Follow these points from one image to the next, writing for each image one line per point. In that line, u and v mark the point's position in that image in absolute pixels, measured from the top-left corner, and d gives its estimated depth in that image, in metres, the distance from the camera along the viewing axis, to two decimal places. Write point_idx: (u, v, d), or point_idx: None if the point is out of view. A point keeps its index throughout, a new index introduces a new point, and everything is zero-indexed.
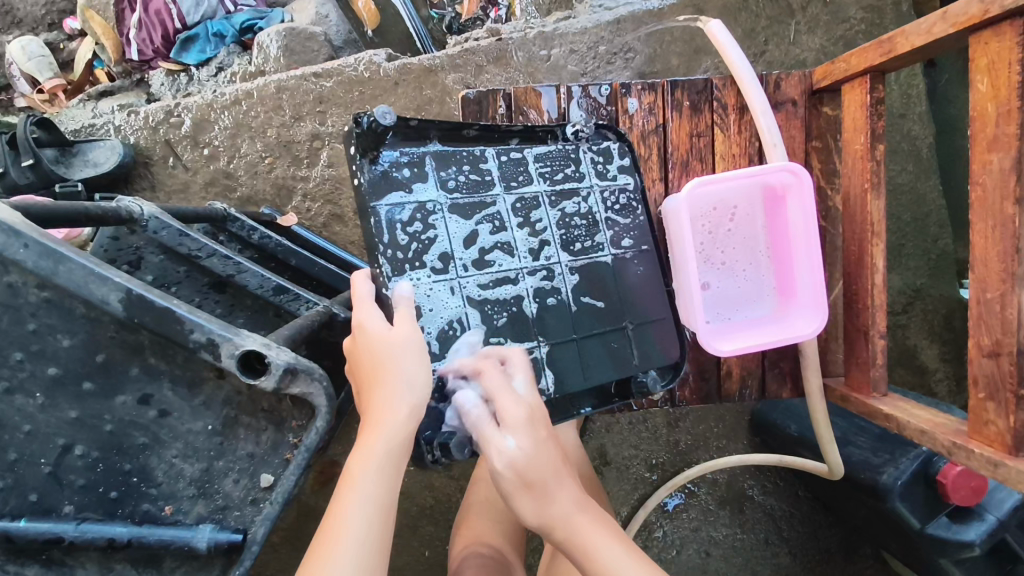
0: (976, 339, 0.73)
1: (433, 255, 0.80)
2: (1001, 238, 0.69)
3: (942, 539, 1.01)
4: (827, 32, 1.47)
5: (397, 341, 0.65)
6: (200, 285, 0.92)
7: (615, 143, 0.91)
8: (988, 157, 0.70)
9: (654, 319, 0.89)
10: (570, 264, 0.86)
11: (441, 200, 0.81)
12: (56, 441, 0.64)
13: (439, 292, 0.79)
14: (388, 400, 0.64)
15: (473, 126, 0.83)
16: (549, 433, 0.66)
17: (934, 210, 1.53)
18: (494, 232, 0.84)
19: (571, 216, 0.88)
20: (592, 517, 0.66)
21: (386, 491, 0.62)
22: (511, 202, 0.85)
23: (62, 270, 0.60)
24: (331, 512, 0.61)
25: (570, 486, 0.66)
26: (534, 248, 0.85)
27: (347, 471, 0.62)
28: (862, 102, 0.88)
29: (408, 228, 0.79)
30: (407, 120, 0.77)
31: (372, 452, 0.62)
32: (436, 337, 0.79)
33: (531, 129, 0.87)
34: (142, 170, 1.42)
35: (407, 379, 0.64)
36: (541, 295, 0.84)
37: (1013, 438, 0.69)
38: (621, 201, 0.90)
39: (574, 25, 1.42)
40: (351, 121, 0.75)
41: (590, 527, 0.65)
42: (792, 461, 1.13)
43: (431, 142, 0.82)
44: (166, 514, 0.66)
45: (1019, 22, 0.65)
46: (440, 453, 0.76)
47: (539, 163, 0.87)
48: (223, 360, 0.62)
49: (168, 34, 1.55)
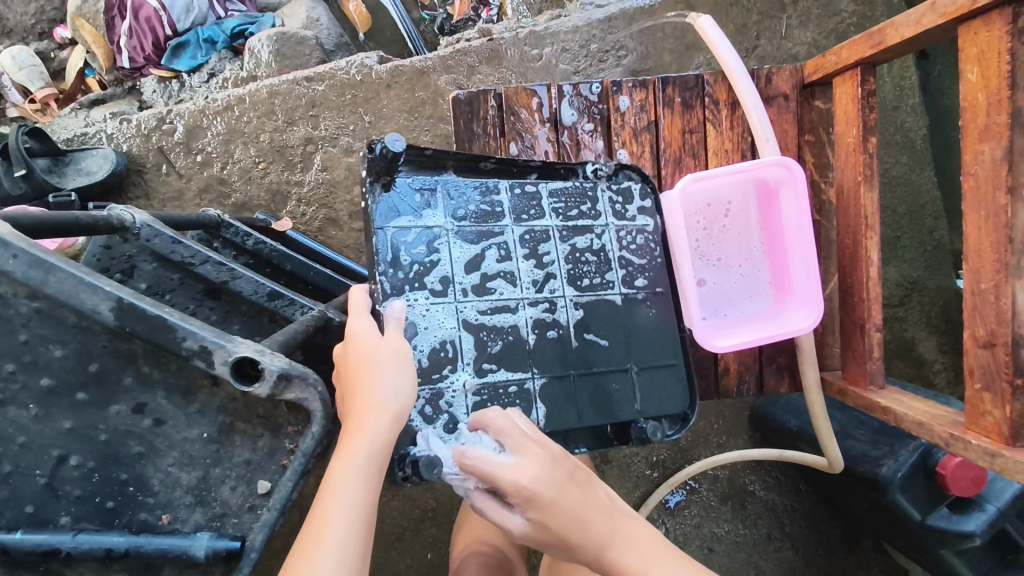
0: (972, 331, 0.73)
1: (433, 278, 0.80)
2: (995, 228, 0.69)
3: (942, 530, 1.01)
4: (819, 25, 1.47)
5: (384, 350, 0.66)
6: (194, 293, 0.91)
7: (638, 184, 0.91)
8: (979, 147, 0.70)
9: (662, 364, 0.88)
10: (575, 299, 0.86)
11: (449, 225, 0.81)
12: (51, 452, 0.64)
13: (435, 312, 0.79)
14: (372, 404, 0.64)
15: (490, 159, 0.84)
16: (559, 479, 0.61)
17: (928, 201, 1.53)
18: (500, 260, 0.84)
19: (581, 252, 0.87)
20: (633, 533, 0.62)
21: (368, 495, 0.61)
22: (519, 233, 0.85)
23: (52, 280, 0.60)
24: (312, 516, 0.59)
25: (599, 505, 0.63)
26: (538, 279, 0.85)
27: (328, 476, 0.61)
28: (854, 96, 0.87)
29: (413, 249, 0.79)
30: (422, 149, 0.79)
31: (353, 456, 0.61)
32: (426, 356, 0.78)
33: (552, 163, 0.87)
34: (135, 178, 1.42)
35: (392, 387, 0.65)
36: (541, 326, 0.84)
37: (1010, 428, 0.69)
38: (637, 241, 0.90)
39: (565, 24, 1.42)
40: (365, 146, 0.75)
41: (633, 544, 0.62)
42: (792, 456, 1.13)
43: (446, 172, 0.83)
44: (163, 523, 0.66)
45: (1008, 12, 0.65)
46: (411, 470, 0.73)
47: (554, 198, 0.88)
48: (216, 367, 0.61)
49: (158, 41, 1.55)
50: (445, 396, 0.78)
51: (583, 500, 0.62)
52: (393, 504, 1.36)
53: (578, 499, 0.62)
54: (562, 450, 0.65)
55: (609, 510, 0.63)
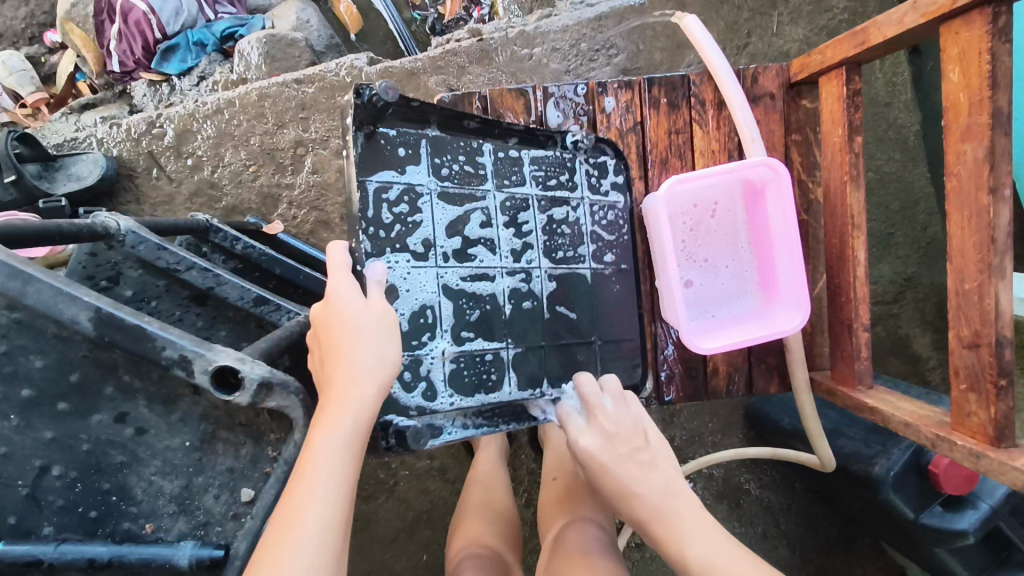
0: (956, 331, 0.73)
1: (415, 239, 0.79)
2: (977, 228, 0.69)
3: (934, 528, 1.01)
4: (810, 22, 1.47)
5: (367, 317, 0.65)
6: (180, 299, 0.89)
7: (612, 159, 0.94)
8: (961, 147, 0.69)
9: (621, 337, 0.93)
10: (550, 271, 0.88)
11: (431, 184, 0.80)
12: (33, 462, 0.63)
13: (417, 275, 0.79)
14: (356, 372, 0.62)
15: (474, 117, 0.82)
16: (618, 451, 0.68)
17: (922, 197, 1.53)
18: (482, 226, 0.84)
19: (558, 223, 0.89)
20: (691, 509, 0.64)
21: (348, 470, 0.59)
22: (501, 200, 0.85)
23: (30, 291, 0.59)
24: (292, 486, 0.57)
25: (658, 476, 0.66)
26: (516, 249, 0.86)
27: (309, 445, 0.59)
28: (839, 95, 0.87)
29: (395, 208, 0.77)
30: (408, 102, 0.76)
31: (337, 425, 0.60)
32: (407, 319, 0.78)
33: (533, 130, 0.88)
34: (125, 183, 1.41)
35: (377, 354, 0.64)
36: (517, 296, 0.85)
37: (995, 429, 0.69)
38: (608, 217, 0.93)
39: (555, 24, 1.42)
40: (351, 90, 0.72)
41: (689, 519, 0.63)
42: (786, 454, 1.12)
43: (429, 126, 0.80)
44: (146, 532, 0.66)
45: (988, 11, 0.65)
46: (394, 441, 0.76)
47: (534, 166, 0.88)
48: (196, 376, 0.61)
49: (148, 45, 1.54)
50: (423, 363, 0.78)
51: (639, 472, 0.66)
52: (387, 506, 1.36)
53: (633, 471, 0.66)
54: (639, 421, 0.70)
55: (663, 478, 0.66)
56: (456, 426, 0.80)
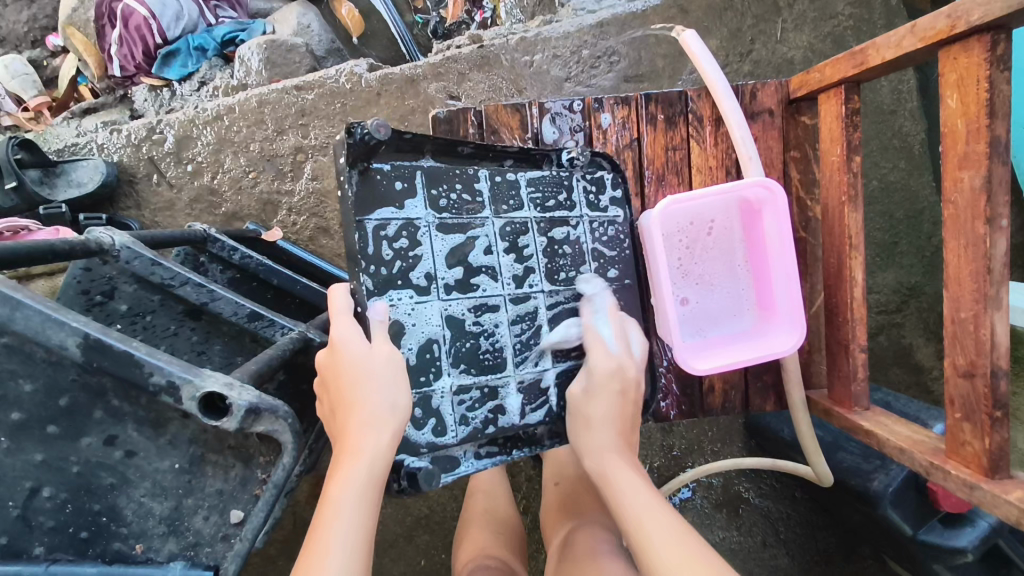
0: (952, 359, 0.72)
1: (418, 274, 0.79)
2: (974, 257, 0.68)
3: (933, 545, 0.98)
4: (815, 29, 1.45)
5: (375, 362, 0.67)
6: (175, 313, 0.89)
7: (609, 173, 0.91)
8: (959, 175, 0.69)
9: None
10: (552, 294, 0.86)
11: (429, 217, 0.79)
12: (23, 484, 0.63)
13: (422, 309, 0.79)
14: (367, 421, 0.65)
15: (468, 143, 0.81)
16: (605, 385, 0.80)
17: (926, 207, 1.51)
18: (485, 253, 0.83)
19: (559, 244, 0.88)
20: (629, 465, 0.75)
21: (366, 520, 0.62)
22: (500, 226, 0.84)
23: (18, 317, 0.60)
24: (311, 540, 0.60)
25: (614, 431, 0.78)
26: (518, 274, 0.85)
27: (327, 499, 0.62)
28: (838, 114, 0.86)
29: (394, 244, 0.77)
30: (401, 133, 0.75)
31: (352, 476, 0.63)
32: (414, 354, 0.78)
33: (528, 150, 0.86)
34: (126, 189, 1.41)
35: (387, 398, 0.66)
36: (521, 323, 0.85)
37: (989, 459, 0.69)
38: (609, 232, 0.90)
39: (556, 30, 1.41)
40: (343, 129, 0.71)
41: (623, 468, 0.75)
42: (784, 467, 1.11)
43: (424, 157, 0.80)
44: (137, 552, 0.66)
45: (987, 38, 0.64)
46: (407, 482, 0.76)
47: (531, 188, 0.87)
48: (185, 403, 0.61)
49: (148, 50, 1.53)
50: (433, 398, 0.79)
51: (612, 404, 0.79)
52: (386, 511, 1.35)
53: (603, 405, 0.79)
54: (632, 374, 0.81)
55: (619, 446, 0.78)
56: (470, 458, 0.82)
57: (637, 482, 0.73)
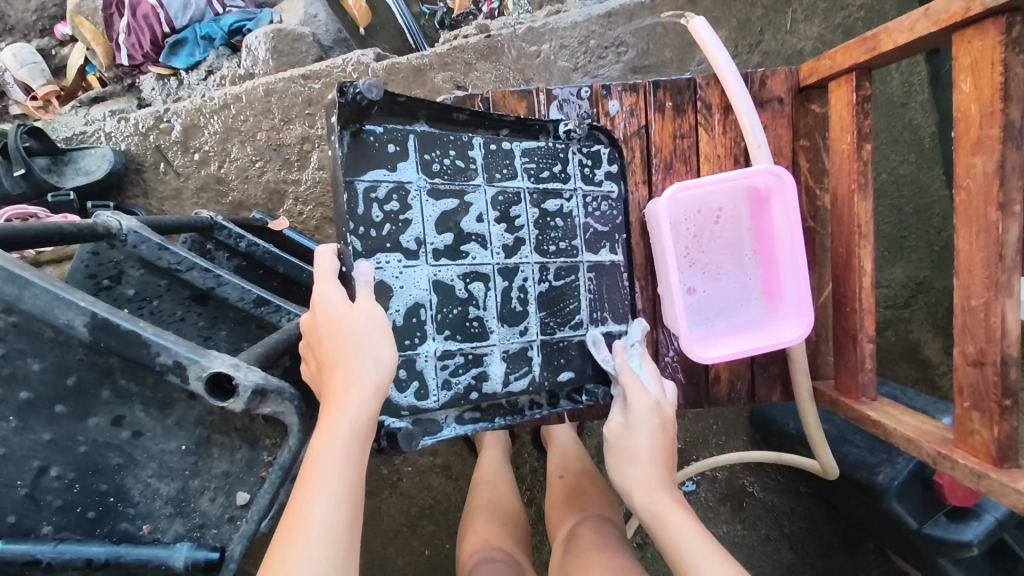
0: (961, 348, 0.72)
1: (408, 237, 0.79)
2: (985, 244, 0.67)
3: (941, 539, 0.98)
4: (825, 20, 1.44)
5: (357, 317, 0.65)
6: (182, 298, 0.89)
7: (606, 148, 0.91)
8: (972, 159, 0.68)
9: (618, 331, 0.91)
10: (541, 264, 0.87)
11: (421, 181, 0.79)
12: (31, 463, 0.63)
13: (411, 271, 0.79)
14: (352, 377, 0.62)
15: (464, 110, 0.80)
16: (651, 423, 0.74)
17: (935, 200, 1.49)
18: (476, 221, 0.83)
19: (550, 216, 0.88)
20: (675, 498, 0.70)
21: (353, 473, 0.59)
22: (491, 195, 0.84)
23: (26, 295, 0.60)
24: (296, 495, 0.58)
25: (659, 466, 0.73)
26: (508, 244, 0.85)
27: (310, 456, 0.59)
28: (848, 101, 0.85)
29: (385, 206, 0.77)
30: (394, 96, 0.74)
31: (335, 433, 0.60)
32: (401, 316, 0.79)
33: (525, 121, 0.85)
34: (133, 177, 1.41)
35: (372, 356, 0.64)
36: (506, 297, 0.85)
37: (998, 449, 0.68)
38: (602, 208, 0.91)
39: (564, 20, 1.39)
40: (335, 89, 0.71)
41: (670, 504, 0.70)
42: (790, 458, 1.10)
43: (418, 122, 0.79)
44: (143, 532, 0.67)
45: (1000, 20, 0.63)
46: (386, 442, 0.78)
47: (526, 158, 0.86)
48: (191, 382, 0.62)
49: (156, 38, 1.54)
50: (418, 361, 0.80)
51: (655, 436, 0.74)
52: (390, 501, 1.35)
53: (647, 439, 0.74)
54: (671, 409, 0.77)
55: (661, 479, 0.72)
56: (452, 424, 0.81)
57: (685, 518, 0.68)
